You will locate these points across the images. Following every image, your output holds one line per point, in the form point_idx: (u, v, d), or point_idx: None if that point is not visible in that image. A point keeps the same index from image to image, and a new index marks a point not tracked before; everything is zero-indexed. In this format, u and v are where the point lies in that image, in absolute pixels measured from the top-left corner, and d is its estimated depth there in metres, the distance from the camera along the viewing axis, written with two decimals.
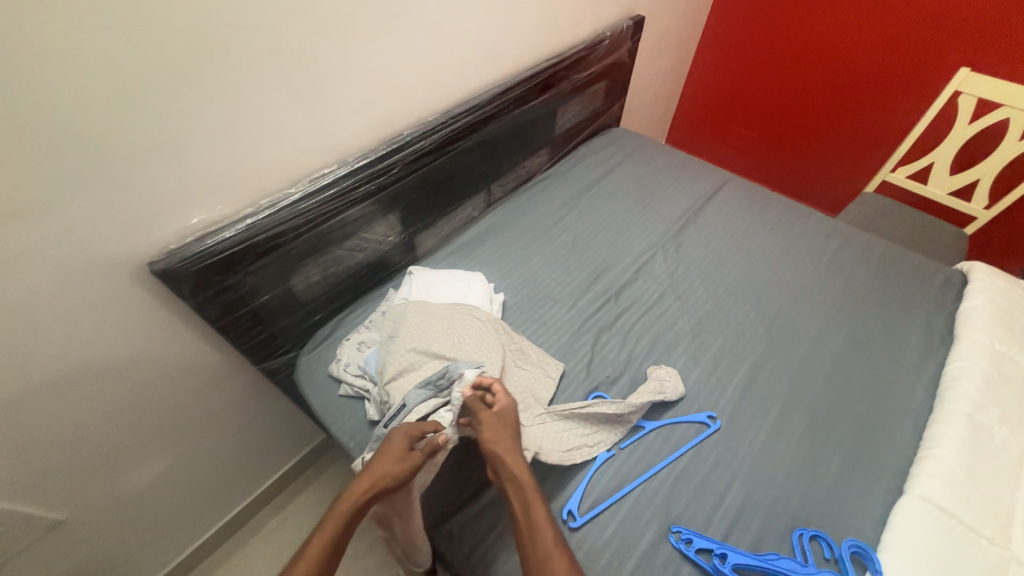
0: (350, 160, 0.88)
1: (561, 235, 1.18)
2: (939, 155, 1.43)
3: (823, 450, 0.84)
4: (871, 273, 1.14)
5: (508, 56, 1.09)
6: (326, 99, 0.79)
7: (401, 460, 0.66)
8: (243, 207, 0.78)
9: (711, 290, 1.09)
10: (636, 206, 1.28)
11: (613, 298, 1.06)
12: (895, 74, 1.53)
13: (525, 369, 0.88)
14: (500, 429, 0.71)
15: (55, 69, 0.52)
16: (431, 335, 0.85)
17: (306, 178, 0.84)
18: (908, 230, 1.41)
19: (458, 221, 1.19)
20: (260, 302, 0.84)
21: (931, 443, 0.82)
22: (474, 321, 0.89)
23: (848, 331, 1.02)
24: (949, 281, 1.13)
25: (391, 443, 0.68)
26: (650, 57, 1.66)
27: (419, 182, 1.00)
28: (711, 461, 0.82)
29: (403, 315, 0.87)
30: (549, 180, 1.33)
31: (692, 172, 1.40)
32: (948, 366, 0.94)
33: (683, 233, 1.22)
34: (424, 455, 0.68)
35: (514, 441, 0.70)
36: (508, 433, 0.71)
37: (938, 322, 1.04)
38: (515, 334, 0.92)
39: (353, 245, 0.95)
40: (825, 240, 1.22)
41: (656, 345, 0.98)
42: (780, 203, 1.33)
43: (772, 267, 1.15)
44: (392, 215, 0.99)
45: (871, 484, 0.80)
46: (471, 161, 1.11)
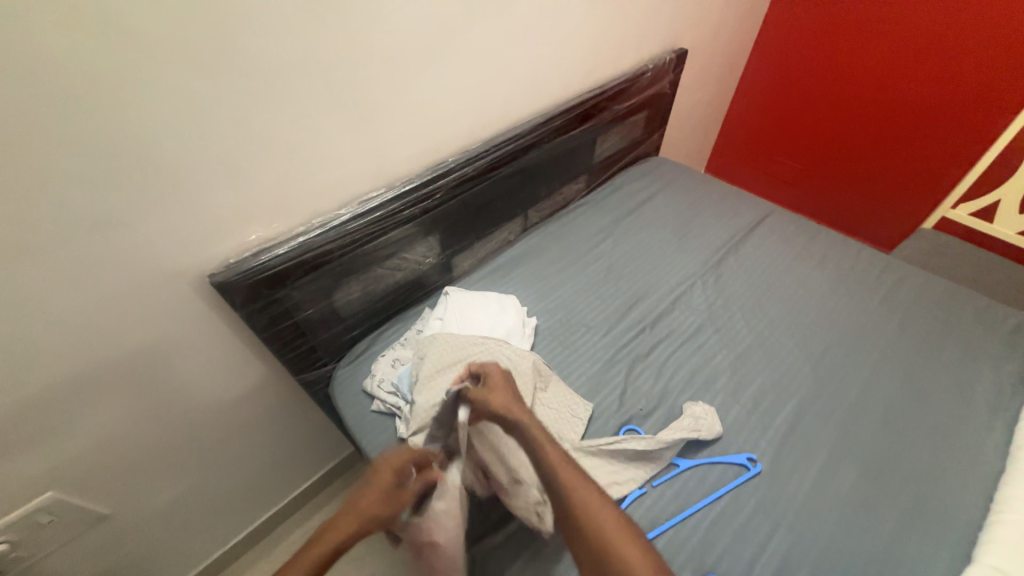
0: (397, 184, 0.92)
1: (597, 262, 1.18)
2: (1009, 190, 1.35)
3: (877, 505, 0.77)
4: (930, 315, 1.07)
5: (551, 87, 1.12)
6: (380, 126, 0.84)
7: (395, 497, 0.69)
8: (295, 226, 0.83)
9: (752, 325, 1.05)
10: (674, 236, 1.26)
11: (648, 328, 1.04)
12: (954, 107, 1.47)
13: (552, 409, 0.85)
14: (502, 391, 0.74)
15: (146, 95, 0.58)
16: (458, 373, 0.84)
17: (355, 201, 0.88)
18: (972, 269, 1.31)
19: (495, 245, 1.22)
20: (303, 316, 0.88)
21: (1004, 506, 0.74)
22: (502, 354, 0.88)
23: (904, 376, 0.95)
24: (1021, 327, 1.04)
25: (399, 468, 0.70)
26: (692, 89, 1.66)
27: (460, 207, 1.03)
28: (750, 507, 0.78)
29: (433, 342, 0.88)
30: (586, 206, 1.34)
31: (733, 203, 1.38)
32: (1021, 421, 0.86)
33: (723, 264, 1.19)
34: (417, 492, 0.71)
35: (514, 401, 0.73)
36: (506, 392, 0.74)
37: (1009, 371, 0.96)
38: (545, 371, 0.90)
39: (394, 265, 0.99)
40: (878, 277, 1.16)
41: (693, 379, 0.95)
42: (828, 237, 1.27)
43: (819, 303, 1.10)
44: (432, 237, 1.02)
45: (934, 547, 0.73)
46: (510, 187, 1.13)
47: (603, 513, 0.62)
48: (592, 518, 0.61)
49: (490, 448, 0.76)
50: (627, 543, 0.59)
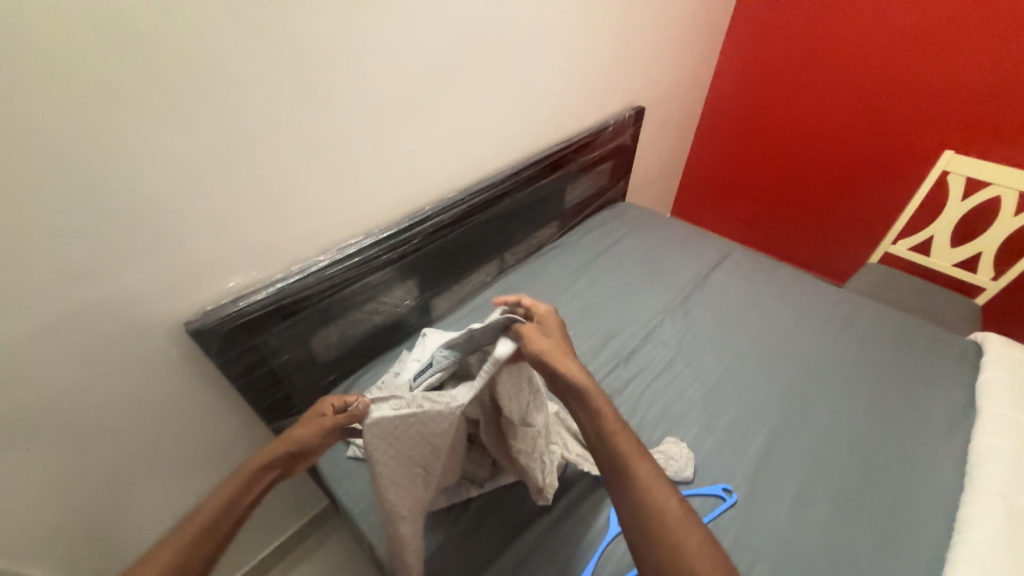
0: (376, 231, 0.96)
1: (571, 301, 1.23)
2: (937, 228, 1.48)
3: (849, 530, 0.79)
4: (882, 343, 1.14)
5: (521, 141, 1.22)
6: (360, 177, 0.89)
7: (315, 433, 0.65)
8: (275, 273, 0.85)
9: (721, 357, 1.10)
10: (642, 275, 1.32)
11: (623, 363, 1.07)
12: (883, 153, 1.65)
13: None
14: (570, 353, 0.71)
15: (137, 152, 0.62)
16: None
17: (334, 248, 0.91)
18: (917, 299, 1.42)
19: (473, 287, 1.25)
20: (280, 361, 0.88)
21: (966, 525, 0.77)
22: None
23: (864, 401, 1.00)
24: (964, 351, 1.12)
25: (297, 437, 0.64)
26: (652, 141, 1.81)
27: (438, 251, 1.08)
28: (729, 539, 0.78)
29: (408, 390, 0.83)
30: (560, 248, 1.41)
31: (697, 243, 1.47)
32: (974, 441, 0.90)
33: (690, 300, 1.25)
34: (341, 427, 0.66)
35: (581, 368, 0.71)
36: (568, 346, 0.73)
37: (958, 394, 1.02)
38: None
39: (372, 308, 1.01)
40: (832, 309, 1.24)
41: (668, 412, 0.97)
42: (785, 272, 1.37)
43: (781, 335, 1.16)
44: (410, 280, 1.06)
45: (906, 570, 0.74)
46: (486, 232, 1.19)
47: (665, 495, 0.61)
48: (653, 495, 0.60)
49: (512, 388, 0.70)
50: (688, 520, 0.59)
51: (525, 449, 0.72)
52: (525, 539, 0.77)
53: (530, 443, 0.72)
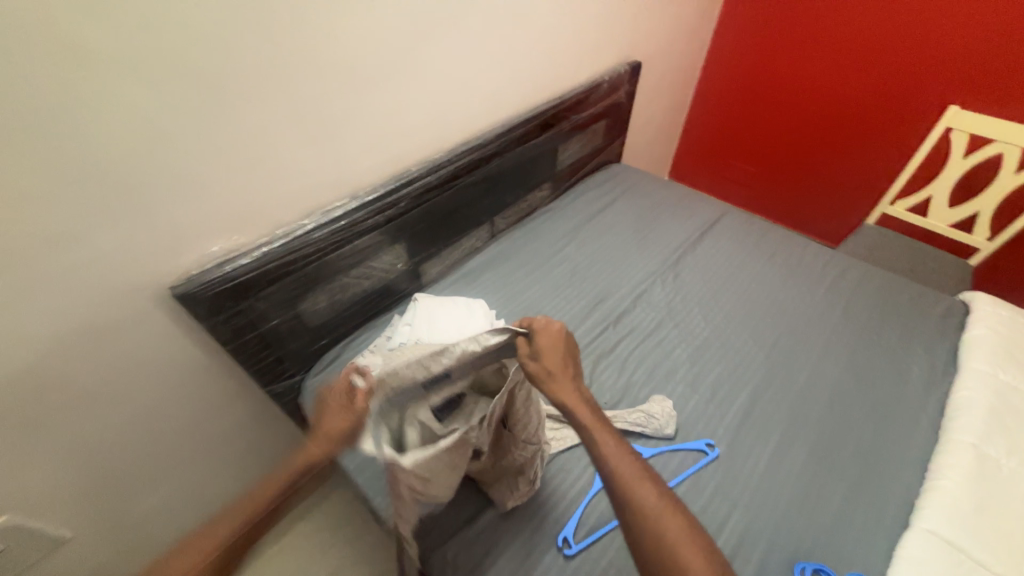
0: (361, 193, 0.94)
1: (562, 265, 1.22)
2: (936, 187, 1.47)
3: (825, 481, 0.83)
4: (870, 302, 1.14)
5: (510, 100, 1.17)
6: (340, 137, 0.86)
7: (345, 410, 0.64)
8: (258, 237, 0.84)
9: (710, 318, 1.11)
10: (634, 238, 1.31)
11: (612, 326, 1.08)
12: (886, 109, 1.59)
13: None
14: (553, 352, 0.66)
15: (100, 111, 0.59)
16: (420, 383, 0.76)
17: (318, 212, 0.90)
18: (910, 260, 1.41)
19: (464, 252, 1.25)
20: (270, 326, 0.89)
21: (936, 475, 0.80)
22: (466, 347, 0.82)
23: (847, 359, 1.02)
24: (951, 309, 1.13)
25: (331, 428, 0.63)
26: (649, 99, 1.74)
27: (426, 215, 1.06)
28: (709, 490, 0.82)
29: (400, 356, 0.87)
30: (552, 212, 1.39)
31: (690, 205, 1.45)
32: (952, 396, 0.93)
33: (681, 263, 1.25)
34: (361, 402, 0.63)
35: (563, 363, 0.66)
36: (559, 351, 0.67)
37: (941, 352, 1.03)
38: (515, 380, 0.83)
39: (361, 273, 1.00)
40: (823, 270, 1.23)
41: (654, 373, 0.99)
42: (778, 234, 1.36)
43: (770, 296, 1.16)
44: (398, 245, 1.05)
45: (876, 516, 0.78)
46: (475, 195, 1.17)
47: (646, 492, 0.57)
48: (635, 495, 0.56)
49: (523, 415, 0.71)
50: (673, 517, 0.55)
51: (523, 457, 0.73)
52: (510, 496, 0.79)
53: (528, 455, 0.73)
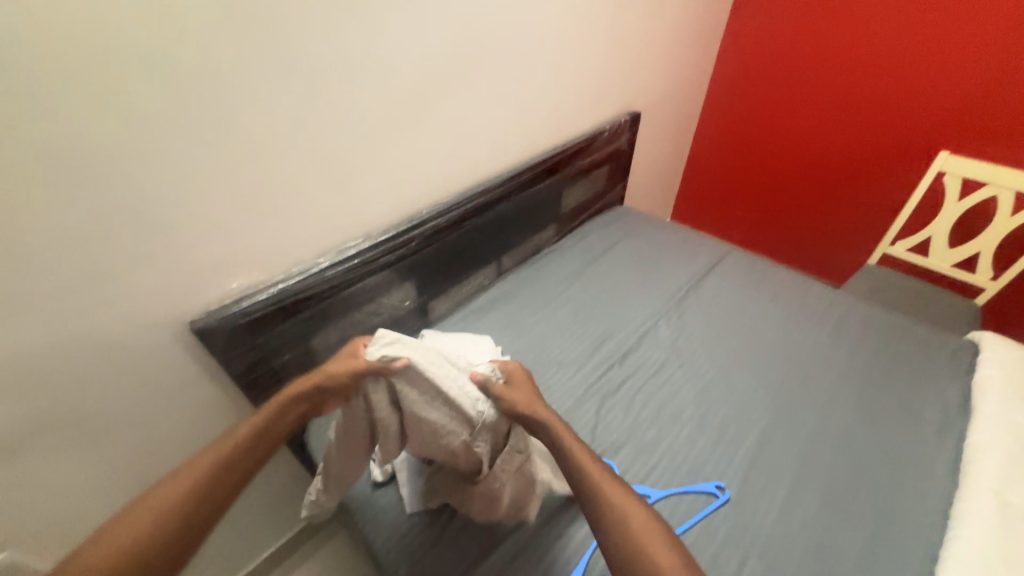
0: (373, 235, 0.99)
1: (567, 304, 1.24)
2: (935, 229, 1.49)
3: (840, 526, 0.80)
4: (876, 341, 1.15)
5: (517, 148, 1.25)
6: (358, 182, 0.92)
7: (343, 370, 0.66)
8: (276, 275, 0.88)
9: (715, 357, 1.11)
10: (638, 277, 1.34)
11: (617, 365, 1.08)
12: (881, 156, 1.67)
13: None
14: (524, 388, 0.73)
15: (144, 160, 0.65)
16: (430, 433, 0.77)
17: (333, 251, 0.94)
18: (914, 300, 1.42)
19: (470, 290, 1.27)
20: (282, 360, 0.91)
21: (958, 522, 0.77)
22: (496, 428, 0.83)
23: (857, 399, 1.01)
24: (960, 350, 1.12)
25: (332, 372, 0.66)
26: (649, 146, 1.83)
27: (436, 254, 1.10)
28: (720, 535, 0.79)
29: None
30: (557, 252, 1.43)
31: (693, 246, 1.48)
32: (967, 438, 0.91)
33: (685, 302, 1.27)
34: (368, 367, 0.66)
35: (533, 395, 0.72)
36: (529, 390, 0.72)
37: (952, 392, 1.02)
38: None
39: (371, 309, 1.03)
40: (827, 308, 1.25)
41: (661, 412, 0.99)
42: (780, 275, 1.37)
43: (775, 335, 1.17)
44: (409, 282, 1.08)
45: (896, 565, 0.75)
46: (483, 236, 1.22)
47: (636, 513, 0.61)
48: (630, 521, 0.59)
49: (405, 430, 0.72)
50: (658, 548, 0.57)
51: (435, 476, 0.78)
52: (511, 540, 0.79)
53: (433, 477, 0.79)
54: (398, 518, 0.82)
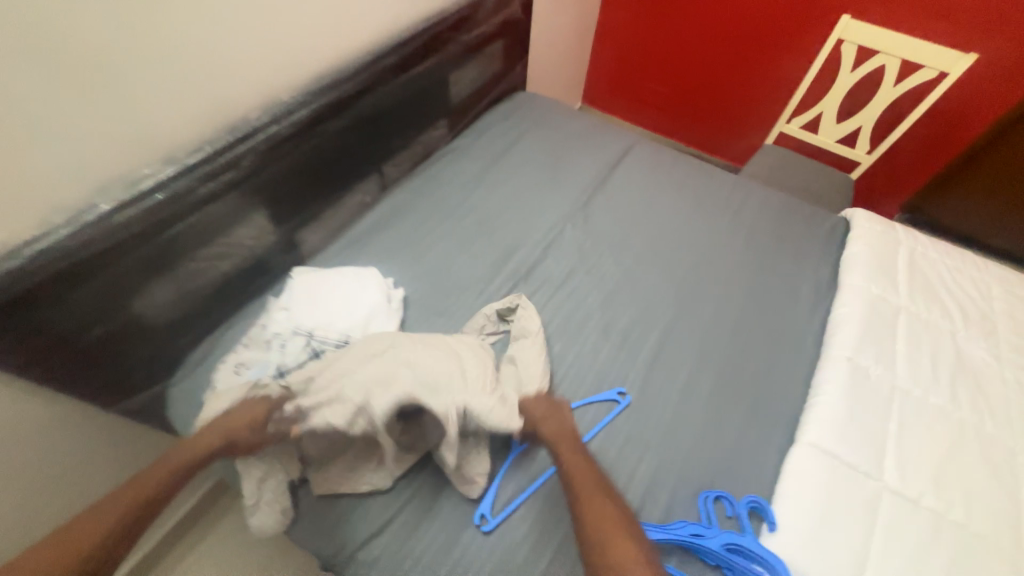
0: (179, 155, 0.72)
1: (467, 216, 1.10)
2: (828, 103, 1.51)
3: (726, 408, 0.87)
4: (767, 226, 1.18)
5: (376, 17, 0.95)
6: (130, 80, 0.63)
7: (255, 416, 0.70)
8: (25, 232, 0.60)
9: (620, 260, 1.08)
10: (544, 177, 1.22)
11: (523, 281, 1.01)
12: (784, 20, 1.55)
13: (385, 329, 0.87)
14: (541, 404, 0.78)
15: None
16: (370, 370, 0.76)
17: (121, 185, 0.67)
18: (802, 179, 1.47)
19: (348, 212, 1.07)
20: (91, 339, 0.68)
21: (818, 391, 0.87)
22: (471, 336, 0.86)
23: (747, 286, 1.05)
24: (836, 228, 1.19)
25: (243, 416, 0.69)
26: (551, 13, 1.55)
27: (286, 172, 0.87)
28: (623, 437, 0.82)
29: (265, 326, 0.84)
30: (451, 153, 1.23)
31: (600, 136, 1.36)
32: (833, 312, 1.00)
33: (592, 202, 1.18)
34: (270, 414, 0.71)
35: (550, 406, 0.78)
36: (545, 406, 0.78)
37: (825, 269, 1.10)
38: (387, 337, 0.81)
39: (213, 253, 0.80)
40: (727, 196, 1.24)
41: (568, 325, 0.95)
42: (685, 164, 1.32)
43: (678, 230, 1.15)
44: (258, 213, 0.85)
45: (768, 435, 0.84)
46: (350, 142, 0.98)
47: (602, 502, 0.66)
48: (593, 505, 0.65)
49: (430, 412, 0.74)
50: (585, 476, 0.69)
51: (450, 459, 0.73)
52: (421, 474, 0.75)
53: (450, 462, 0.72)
54: (319, 490, 0.72)
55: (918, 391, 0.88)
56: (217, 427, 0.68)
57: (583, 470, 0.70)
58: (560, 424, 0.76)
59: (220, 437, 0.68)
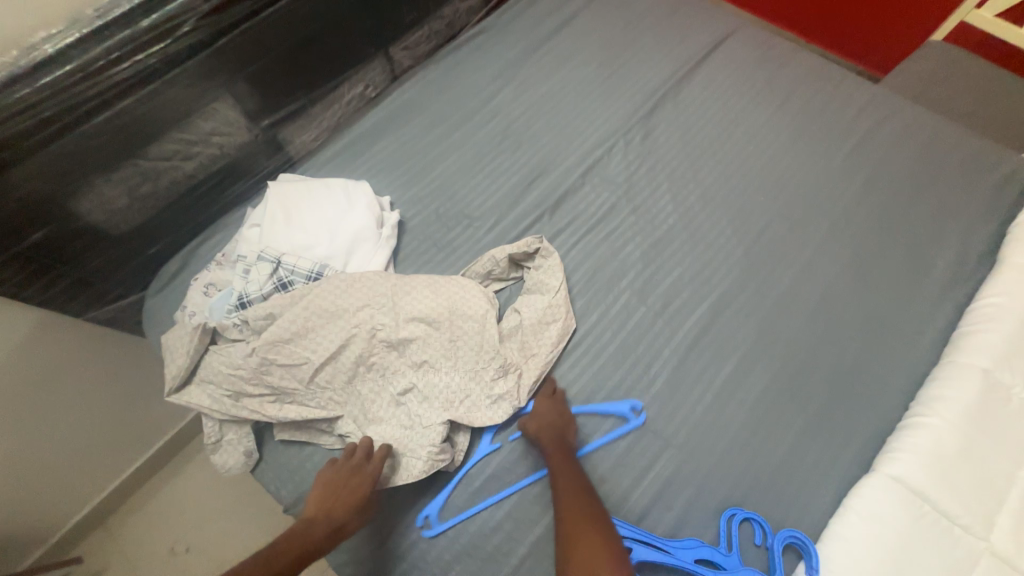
0: (87, 19, 0.56)
1: (489, 122, 0.87)
2: None
3: (783, 413, 0.67)
4: (904, 166, 0.84)
5: None
6: None
7: (356, 475, 0.57)
8: None
9: (680, 197, 0.82)
10: (596, 74, 0.92)
11: (547, 214, 0.80)
12: None
13: (370, 262, 0.72)
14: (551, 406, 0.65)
15: None
16: (343, 320, 0.64)
17: (20, 52, 0.53)
18: (974, 97, 1.04)
19: (344, 108, 0.88)
20: (31, 244, 0.60)
21: (922, 408, 0.64)
22: (473, 286, 0.69)
23: (852, 252, 0.77)
24: (1013, 175, 0.82)
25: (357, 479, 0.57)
26: None
27: (250, 49, 0.68)
28: (639, 427, 0.66)
29: (237, 247, 0.72)
30: (479, 35, 0.96)
31: (685, 18, 0.99)
32: (975, 301, 0.71)
33: (656, 115, 0.89)
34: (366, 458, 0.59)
35: (559, 410, 0.65)
36: (556, 407, 0.65)
37: (980, 236, 0.78)
38: (368, 276, 0.67)
39: (170, 151, 0.68)
40: (853, 118, 0.88)
41: (594, 278, 0.76)
42: (801, 65, 0.95)
43: (768, 162, 0.85)
44: (222, 103, 0.70)
45: (835, 454, 0.64)
46: (336, 9, 0.75)
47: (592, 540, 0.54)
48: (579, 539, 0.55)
49: (407, 390, 0.64)
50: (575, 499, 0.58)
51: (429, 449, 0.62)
52: None
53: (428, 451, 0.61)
54: (281, 437, 0.64)
55: None
56: (321, 515, 0.56)
57: (577, 496, 0.58)
58: (560, 435, 0.63)
59: (326, 532, 0.55)
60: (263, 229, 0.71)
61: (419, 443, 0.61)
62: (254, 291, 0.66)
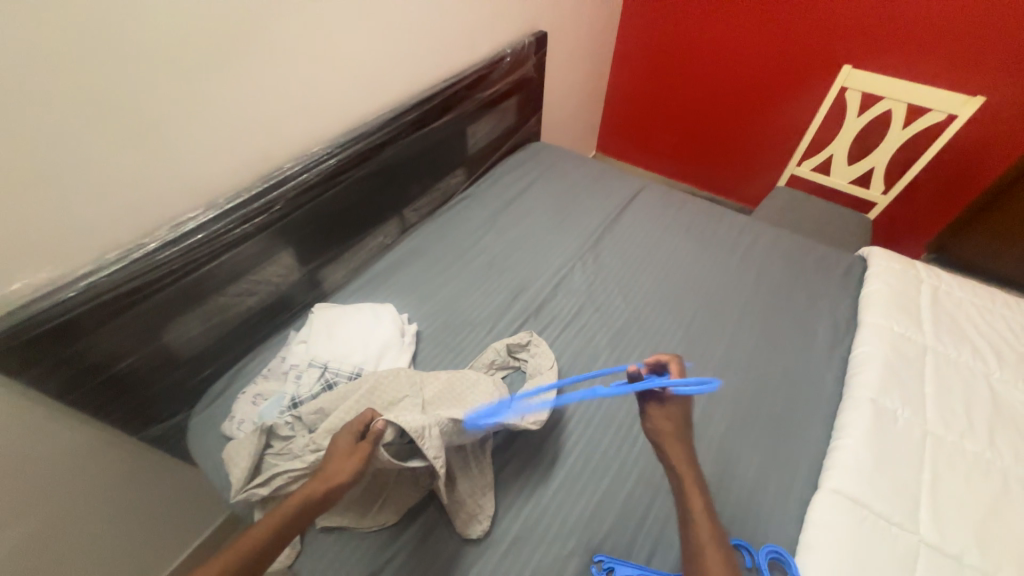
0: (219, 201, 0.80)
1: (478, 256, 1.15)
2: (836, 147, 1.53)
3: (741, 453, 0.83)
4: (778, 266, 1.17)
5: (397, 80, 1.05)
6: (182, 138, 0.73)
7: (351, 456, 0.64)
8: (81, 267, 0.68)
9: (628, 298, 1.09)
10: (553, 220, 1.27)
11: (531, 318, 1.03)
12: (786, 71, 1.61)
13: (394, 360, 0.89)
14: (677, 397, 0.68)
15: None
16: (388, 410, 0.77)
17: (166, 226, 0.75)
18: (816, 220, 1.47)
19: (366, 253, 1.14)
20: (123, 367, 0.74)
21: (840, 434, 0.83)
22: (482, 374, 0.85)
23: (760, 327, 1.03)
24: (852, 267, 1.17)
25: (351, 458, 0.63)
26: (563, 73, 1.67)
27: (310, 217, 0.95)
28: (633, 479, 0.79)
29: (285, 360, 0.88)
30: (465, 199, 1.31)
31: (609, 181, 1.41)
32: (853, 352, 0.96)
33: (600, 244, 1.21)
34: (370, 443, 0.65)
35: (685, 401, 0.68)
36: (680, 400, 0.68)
37: (843, 309, 1.08)
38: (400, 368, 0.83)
39: (242, 289, 0.88)
40: (737, 237, 1.25)
41: (575, 362, 0.95)
42: (693, 206, 1.35)
43: (686, 270, 1.16)
44: (284, 254, 0.93)
45: (789, 481, 0.79)
46: (370, 188, 1.06)
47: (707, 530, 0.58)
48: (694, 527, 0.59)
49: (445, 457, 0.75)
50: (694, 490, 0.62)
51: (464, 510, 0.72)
52: (427, 513, 0.75)
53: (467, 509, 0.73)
54: (323, 524, 0.72)
55: (952, 436, 0.82)
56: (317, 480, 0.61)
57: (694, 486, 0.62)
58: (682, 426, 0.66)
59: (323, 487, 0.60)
60: (308, 344, 0.89)
61: (434, 442, 0.69)
62: (303, 392, 0.81)
